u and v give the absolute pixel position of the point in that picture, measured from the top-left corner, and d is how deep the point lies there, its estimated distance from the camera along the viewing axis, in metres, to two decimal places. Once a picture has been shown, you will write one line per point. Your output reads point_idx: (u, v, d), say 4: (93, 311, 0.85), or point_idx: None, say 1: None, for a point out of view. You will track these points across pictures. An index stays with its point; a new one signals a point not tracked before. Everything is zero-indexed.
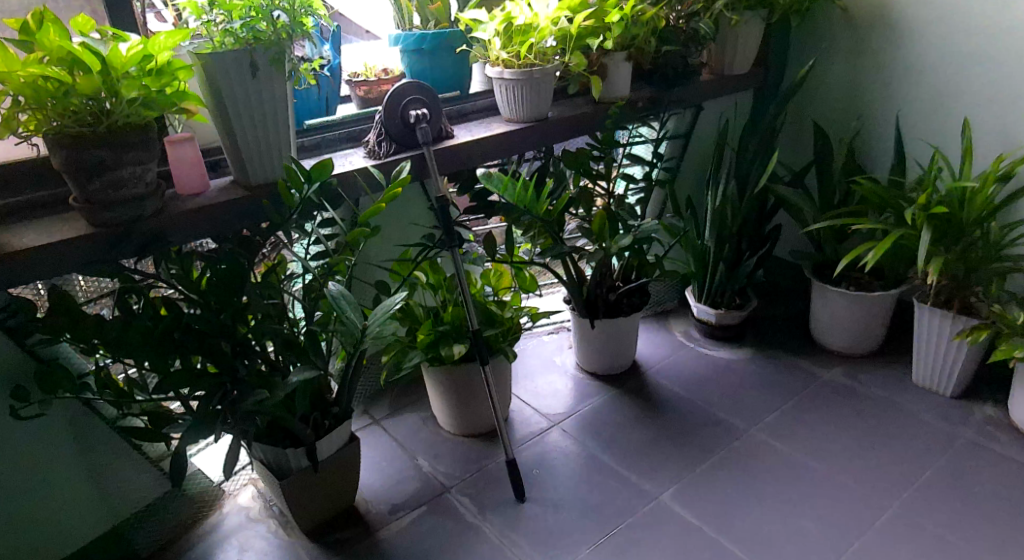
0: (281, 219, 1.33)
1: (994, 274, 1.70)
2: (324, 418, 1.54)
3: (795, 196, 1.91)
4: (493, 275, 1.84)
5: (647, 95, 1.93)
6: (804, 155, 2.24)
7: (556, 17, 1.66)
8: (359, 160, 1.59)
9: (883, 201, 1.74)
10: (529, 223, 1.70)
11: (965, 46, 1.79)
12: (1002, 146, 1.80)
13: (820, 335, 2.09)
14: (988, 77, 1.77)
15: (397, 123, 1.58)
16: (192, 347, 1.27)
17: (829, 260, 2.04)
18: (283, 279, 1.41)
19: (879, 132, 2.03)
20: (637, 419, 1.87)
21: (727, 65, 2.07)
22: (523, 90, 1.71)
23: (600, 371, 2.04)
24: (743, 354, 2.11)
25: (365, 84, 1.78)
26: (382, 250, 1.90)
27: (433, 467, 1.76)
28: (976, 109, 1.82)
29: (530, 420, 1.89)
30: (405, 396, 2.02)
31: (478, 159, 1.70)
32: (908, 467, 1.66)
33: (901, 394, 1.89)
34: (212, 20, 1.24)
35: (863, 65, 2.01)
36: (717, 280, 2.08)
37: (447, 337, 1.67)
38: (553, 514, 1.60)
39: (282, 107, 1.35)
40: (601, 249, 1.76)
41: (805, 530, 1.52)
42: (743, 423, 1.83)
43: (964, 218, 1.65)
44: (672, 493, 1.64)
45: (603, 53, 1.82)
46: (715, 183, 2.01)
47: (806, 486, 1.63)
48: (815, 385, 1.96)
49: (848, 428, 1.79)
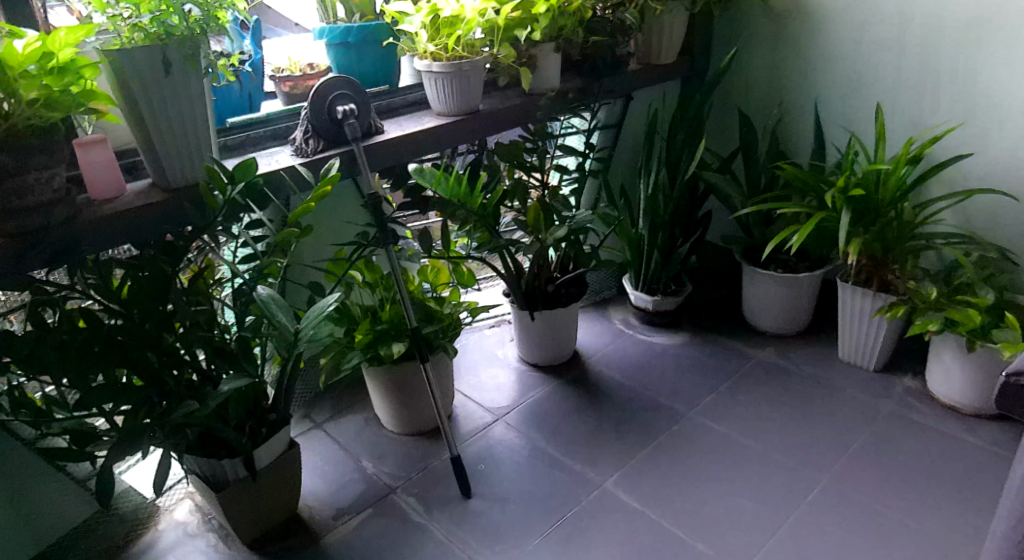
0: (205, 222, 1.27)
1: (909, 253, 1.77)
2: (260, 426, 1.49)
3: (722, 182, 1.96)
4: (430, 272, 1.82)
5: (578, 86, 1.94)
6: (730, 142, 2.30)
7: (483, 8, 1.65)
8: (287, 158, 1.54)
9: (805, 184, 1.79)
10: (464, 218, 1.69)
11: (876, 35, 1.86)
12: (912, 130, 1.88)
13: (751, 316, 2.15)
14: (898, 64, 1.85)
15: (324, 120, 1.54)
16: (116, 360, 1.20)
17: (757, 244, 2.09)
18: (212, 284, 1.37)
19: (799, 120, 2.10)
20: (579, 408, 1.89)
21: (654, 55, 2.10)
22: (452, 84, 1.69)
23: (541, 362, 2.04)
24: (679, 339, 2.15)
25: (289, 80, 1.73)
26: (315, 250, 1.86)
27: (378, 468, 1.73)
28: (887, 96, 1.89)
29: (473, 415, 1.88)
30: (346, 398, 1.98)
31: (409, 155, 1.67)
32: (837, 440, 1.72)
33: (829, 371, 1.96)
34: (118, 14, 1.16)
35: (783, 54, 2.07)
36: (653, 269, 2.10)
37: (386, 336, 1.66)
38: (500, 508, 1.60)
39: (200, 108, 1.29)
40: (537, 241, 1.77)
41: (745, 508, 1.56)
42: (683, 407, 1.86)
43: (879, 199, 1.72)
44: (615, 480, 1.65)
45: (531, 44, 1.81)
46: (646, 172, 2.03)
47: (742, 463, 1.67)
48: (748, 365, 2.01)
49: (782, 406, 1.84)
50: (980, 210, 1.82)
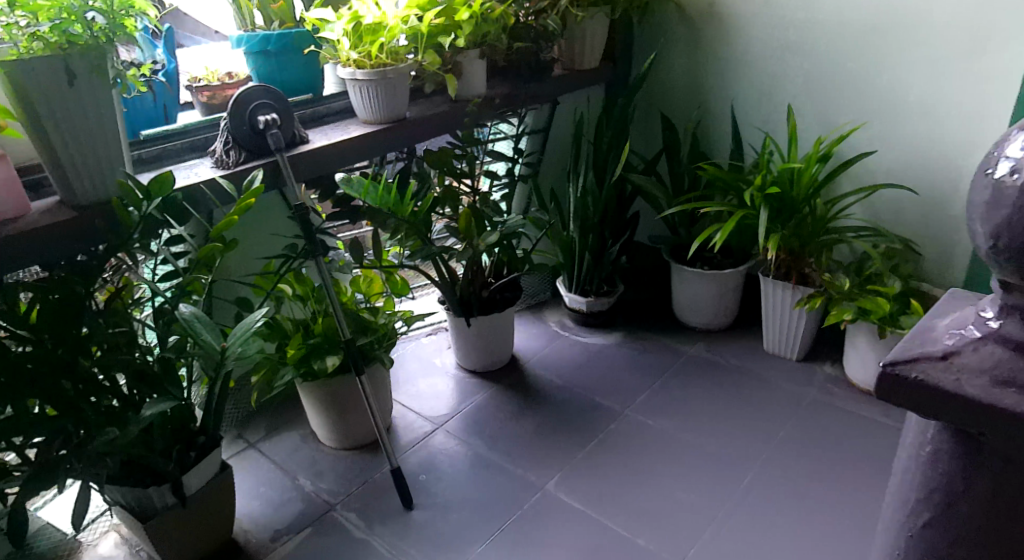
0: (121, 241, 1.22)
1: (822, 246, 1.85)
2: (189, 450, 1.43)
3: (649, 183, 1.99)
4: (364, 281, 1.80)
5: (504, 91, 1.95)
6: (653, 143, 2.35)
7: (405, 15, 1.65)
8: (207, 171, 1.49)
9: (726, 183, 1.86)
10: (395, 226, 1.67)
11: (785, 39, 1.94)
12: (821, 129, 1.96)
13: (681, 313, 2.20)
14: (806, 66, 1.93)
15: (246, 131, 1.50)
16: (27, 390, 1.12)
17: (683, 243, 2.14)
18: (131, 304, 1.30)
19: (718, 122, 2.17)
20: (518, 412, 1.89)
21: (578, 60, 2.12)
22: (377, 91, 1.67)
23: (478, 368, 2.04)
24: (613, 338, 2.18)
25: (207, 90, 1.68)
26: (242, 264, 1.81)
27: (316, 485, 1.69)
28: (797, 97, 1.97)
29: (413, 425, 1.86)
30: (281, 415, 1.93)
31: (335, 164, 1.65)
32: (766, 430, 1.78)
33: (757, 363, 2.03)
34: (13, 22, 1.09)
35: (701, 58, 2.13)
36: (586, 270, 2.12)
37: (319, 349, 1.62)
38: (442, 518, 1.59)
39: (109, 120, 1.24)
40: (470, 247, 1.79)
41: (683, 501, 1.59)
42: (620, 405, 1.89)
43: (794, 195, 1.78)
44: (556, 482, 1.66)
45: (456, 51, 1.81)
46: (574, 176, 2.07)
47: (678, 458, 1.71)
48: (680, 361, 2.06)
49: (713, 400, 1.89)
50: (885, 205, 1.92)
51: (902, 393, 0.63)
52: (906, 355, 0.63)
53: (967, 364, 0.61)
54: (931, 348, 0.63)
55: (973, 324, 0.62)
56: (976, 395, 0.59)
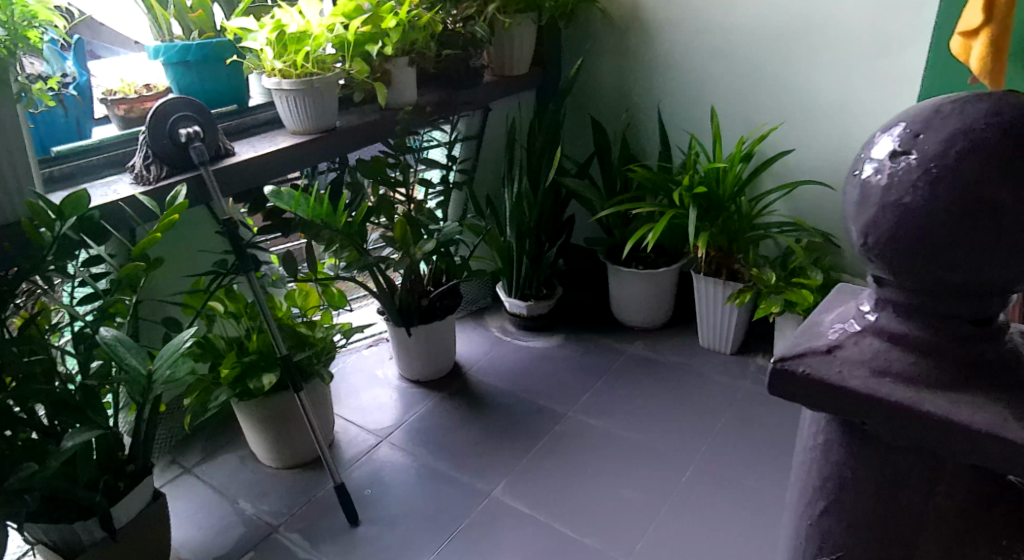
0: (34, 264, 1.15)
1: (750, 243, 1.90)
2: (117, 480, 1.37)
3: (582, 187, 2.03)
4: (298, 295, 1.76)
5: (435, 99, 1.94)
6: (585, 147, 2.38)
7: (330, 24, 1.63)
8: (127, 188, 1.44)
9: (655, 184, 1.90)
10: (330, 237, 1.63)
11: (706, 42, 1.99)
12: (743, 129, 2.02)
13: (619, 313, 2.23)
14: (727, 69, 1.98)
15: (166, 144, 1.44)
16: None
17: (618, 243, 2.17)
18: (48, 330, 1.26)
19: (646, 125, 2.21)
20: (462, 420, 1.88)
21: (507, 66, 2.13)
22: (305, 101, 1.64)
23: (421, 378, 2.02)
24: (554, 341, 2.19)
25: (124, 102, 1.60)
26: (169, 283, 1.74)
27: (257, 507, 1.64)
28: (719, 99, 2.03)
29: (356, 438, 1.83)
30: (217, 438, 1.87)
31: (263, 176, 1.61)
32: (704, 423, 1.82)
33: (693, 358, 2.07)
34: None
35: (627, 62, 2.16)
36: (524, 273, 2.12)
37: (255, 367, 1.57)
38: (389, 531, 1.56)
39: (14, 138, 1.20)
40: (407, 256, 1.75)
41: (628, 498, 1.61)
42: (563, 407, 1.90)
43: (721, 193, 1.84)
44: (502, 487, 1.66)
45: (384, 59, 1.80)
46: (510, 181, 2.04)
47: (622, 456, 1.73)
48: (620, 360, 2.08)
49: (653, 397, 1.92)
50: (806, 201, 1.99)
51: (792, 398, 0.44)
52: (792, 347, 0.45)
53: (854, 358, 0.43)
54: (814, 342, 0.45)
55: (855, 317, 0.45)
56: (863, 390, 0.42)
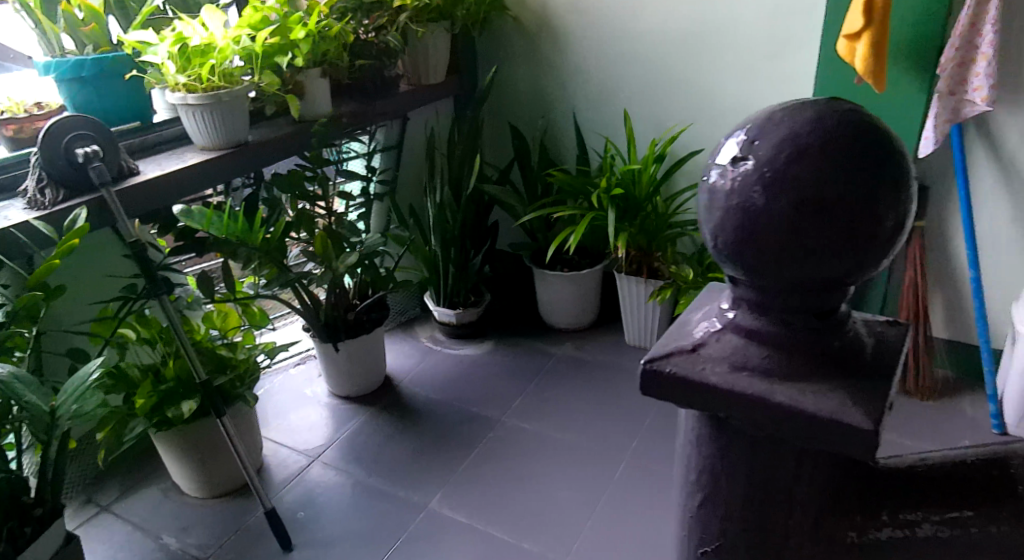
0: None
1: (668, 240, 1.95)
2: (24, 526, 1.27)
3: (503, 193, 2.03)
4: (217, 317, 1.69)
5: (351, 109, 1.91)
6: (504, 153, 2.39)
7: (236, 36, 1.54)
8: (19, 214, 1.36)
9: (575, 188, 1.92)
10: (247, 256, 1.58)
11: (616, 47, 2.02)
12: (656, 131, 2.07)
13: (548, 316, 2.24)
14: (637, 72, 2.02)
15: (62, 166, 1.36)
16: None
17: (542, 247, 2.18)
18: None
19: (563, 130, 2.23)
20: (395, 433, 1.85)
21: (422, 75, 2.11)
22: (211, 116, 1.58)
23: (351, 393, 1.98)
24: (484, 348, 2.18)
25: (12, 122, 1.51)
26: (74, 312, 1.65)
27: (182, 541, 1.57)
28: (632, 102, 2.07)
29: (287, 460, 1.78)
30: (135, 472, 1.77)
31: (172, 194, 1.54)
32: (634, 419, 1.84)
33: (621, 356, 2.10)
34: None
35: (541, 69, 2.18)
36: (451, 282, 2.10)
37: (173, 395, 1.51)
38: (325, 554, 1.51)
39: None
40: (329, 271, 1.73)
41: (564, 499, 1.61)
42: (496, 413, 1.89)
43: (637, 193, 1.88)
44: (439, 499, 1.64)
45: (295, 70, 1.75)
46: (431, 191, 2.02)
47: (556, 458, 1.73)
48: (550, 363, 2.09)
49: (585, 397, 1.93)
50: None
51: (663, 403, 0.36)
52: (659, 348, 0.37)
53: (716, 355, 0.35)
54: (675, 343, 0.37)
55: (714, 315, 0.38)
56: (722, 390, 0.34)
